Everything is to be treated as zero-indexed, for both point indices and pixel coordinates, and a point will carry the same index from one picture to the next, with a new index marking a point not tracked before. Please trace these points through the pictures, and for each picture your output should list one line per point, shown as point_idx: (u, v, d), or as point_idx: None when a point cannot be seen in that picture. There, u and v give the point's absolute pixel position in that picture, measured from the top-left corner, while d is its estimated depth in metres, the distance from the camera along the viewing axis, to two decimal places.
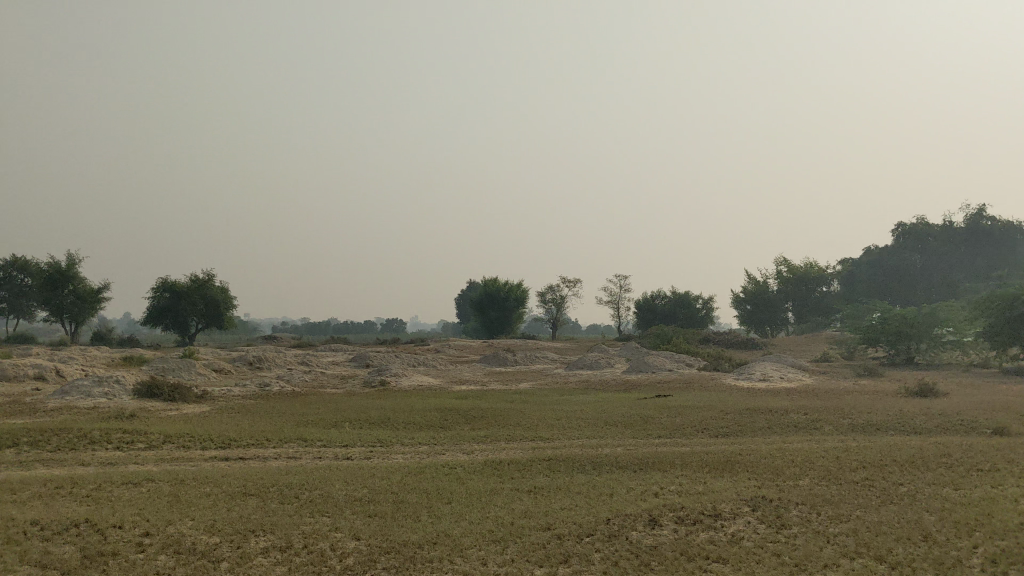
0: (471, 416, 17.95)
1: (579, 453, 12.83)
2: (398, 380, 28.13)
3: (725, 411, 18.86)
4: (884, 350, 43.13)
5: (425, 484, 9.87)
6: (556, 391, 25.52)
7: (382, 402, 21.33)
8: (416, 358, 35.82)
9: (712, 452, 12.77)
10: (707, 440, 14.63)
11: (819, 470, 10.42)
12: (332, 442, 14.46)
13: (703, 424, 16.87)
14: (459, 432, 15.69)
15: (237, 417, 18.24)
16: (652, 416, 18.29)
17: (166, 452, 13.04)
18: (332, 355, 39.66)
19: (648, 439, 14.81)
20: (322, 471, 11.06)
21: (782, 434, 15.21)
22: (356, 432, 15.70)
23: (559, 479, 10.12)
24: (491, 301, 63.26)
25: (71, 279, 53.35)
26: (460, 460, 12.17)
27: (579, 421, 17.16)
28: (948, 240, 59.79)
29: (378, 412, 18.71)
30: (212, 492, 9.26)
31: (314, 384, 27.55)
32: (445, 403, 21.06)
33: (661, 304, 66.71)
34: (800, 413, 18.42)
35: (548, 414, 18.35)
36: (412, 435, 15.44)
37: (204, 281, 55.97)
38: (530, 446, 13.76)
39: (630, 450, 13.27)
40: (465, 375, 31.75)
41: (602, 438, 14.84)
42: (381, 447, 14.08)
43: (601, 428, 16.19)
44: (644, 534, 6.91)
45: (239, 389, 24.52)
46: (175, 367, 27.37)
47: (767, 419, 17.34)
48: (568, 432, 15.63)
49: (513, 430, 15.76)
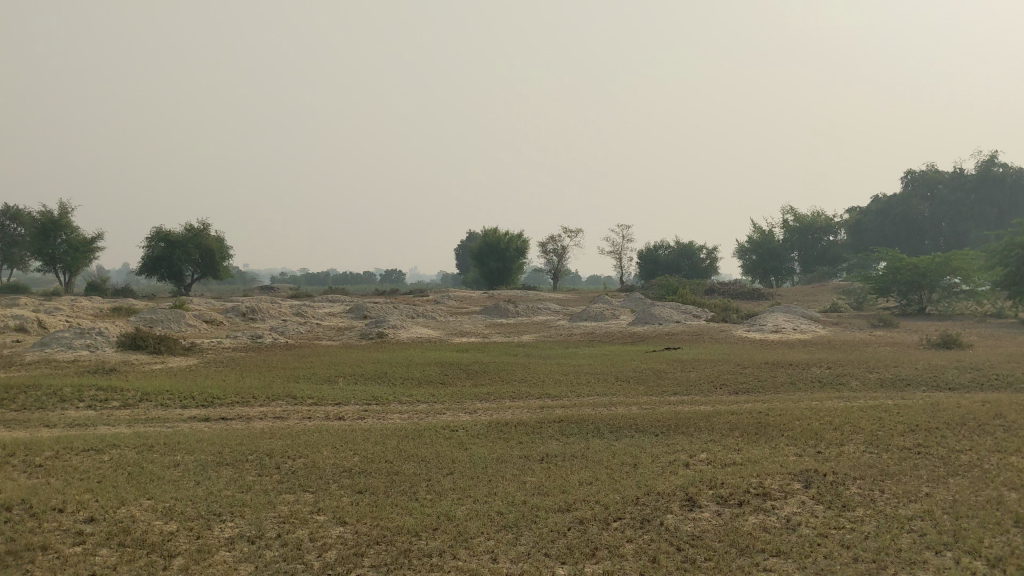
0: (473, 371, 16.87)
1: (592, 413, 11.76)
2: (396, 332, 27.05)
3: (741, 365, 17.79)
4: (895, 300, 42.09)
5: (424, 451, 8.78)
6: (560, 344, 24.47)
7: (379, 355, 20.25)
8: (415, 308, 34.73)
9: (736, 412, 11.68)
10: (727, 396, 13.58)
11: (862, 433, 9.34)
12: (324, 400, 13.39)
13: (720, 379, 15.81)
14: (460, 389, 14.61)
15: (224, 372, 17.15)
16: (664, 370, 17.23)
17: (141, 412, 11.94)
18: (329, 305, 38.53)
19: (663, 396, 13.76)
20: (311, 434, 9.99)
21: (807, 391, 14.16)
22: (349, 389, 14.62)
23: (572, 444, 9.03)
24: (492, 251, 62.06)
25: (64, 228, 52.08)
26: (464, 421, 11.11)
27: (588, 376, 16.10)
28: (957, 188, 58.29)
29: (373, 367, 17.63)
30: (183, 461, 8.18)
31: (309, 335, 26.51)
32: (445, 356, 19.98)
33: (664, 253, 65.59)
34: (821, 367, 17.34)
35: (554, 369, 17.28)
36: (410, 392, 14.36)
37: (199, 231, 54.70)
38: (538, 406, 12.70)
39: (646, 409, 12.20)
40: (465, 326, 30.67)
41: (616, 396, 13.77)
42: (377, 406, 13.01)
43: (611, 383, 15.12)
44: (681, 518, 5.82)
45: (230, 341, 23.43)
46: (163, 318, 26.25)
47: (786, 374, 16.29)
48: (578, 388, 14.56)
49: (519, 387, 14.69)
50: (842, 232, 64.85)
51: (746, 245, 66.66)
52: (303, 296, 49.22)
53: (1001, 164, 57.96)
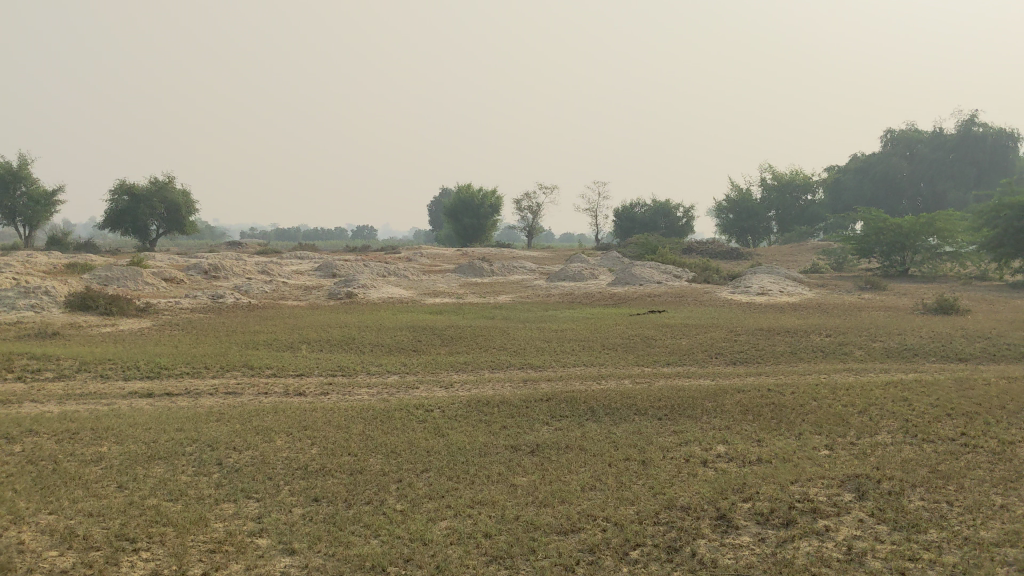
0: (447, 337, 15.63)
1: (581, 389, 10.62)
2: (366, 292, 25.71)
3: (733, 331, 16.67)
4: (876, 261, 41.28)
5: (395, 440, 7.56)
6: (539, 306, 23.26)
7: (347, 318, 18.93)
8: (386, 266, 33.34)
9: (741, 388, 10.54)
10: (727, 369, 12.49)
11: (894, 418, 8.23)
12: (284, 370, 12.10)
13: (713, 347, 14.70)
14: (433, 358, 13.38)
15: (178, 336, 15.78)
16: (653, 337, 16.07)
17: (78, 386, 10.61)
18: (296, 263, 37.05)
19: (656, 367, 12.65)
20: (266, 415, 8.76)
21: (810, 362, 13.11)
22: (312, 357, 13.34)
23: (566, 431, 7.86)
24: (466, 207, 60.58)
25: (23, 179, 49.97)
26: (440, 400, 9.93)
27: (573, 343, 14.94)
28: (938, 147, 57.17)
29: (338, 331, 16.33)
30: (107, 453, 6.92)
31: (273, 295, 25.10)
32: (419, 320, 18.71)
33: (640, 211, 64.45)
34: (819, 334, 16.26)
35: (535, 334, 16.07)
36: (379, 361, 13.11)
37: (163, 183, 52.71)
38: (521, 380, 11.52)
39: (640, 384, 11.06)
40: (439, 286, 29.34)
41: (605, 367, 12.62)
42: (343, 378, 11.76)
43: (598, 352, 13.96)
44: (718, 546, 4.67)
45: (188, 301, 21.98)
46: (118, 276, 24.72)
47: (783, 342, 15.21)
48: (564, 357, 13.40)
49: (498, 356, 13.48)
50: (820, 191, 63.93)
51: (724, 203, 65.88)
52: (270, 252, 47.62)
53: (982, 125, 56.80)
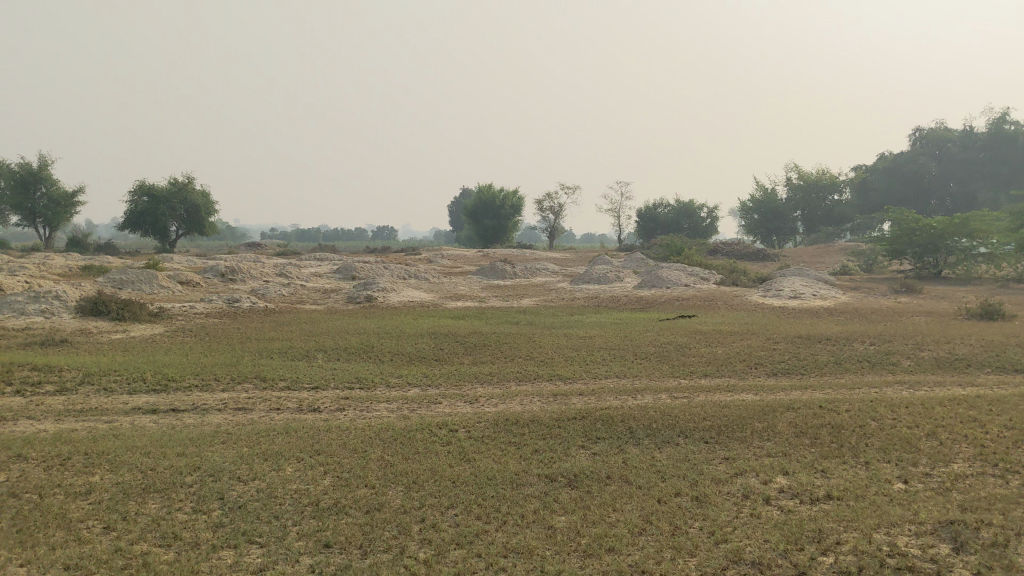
0: (470, 345, 14.89)
1: (616, 405, 9.86)
2: (386, 295, 25.06)
3: (770, 338, 15.84)
4: (908, 263, 40.19)
5: (416, 469, 6.86)
6: (564, 310, 22.48)
7: (366, 324, 18.25)
8: (406, 268, 32.66)
9: (789, 404, 9.75)
10: (768, 382, 11.70)
11: (968, 443, 7.41)
12: (298, 382, 11.43)
13: (751, 356, 13.88)
14: (456, 368, 12.66)
15: (191, 344, 15.19)
16: (687, 344, 15.26)
17: (79, 401, 9.97)
18: (316, 265, 36.49)
19: (693, 380, 11.87)
20: (275, 437, 8.07)
21: (857, 374, 12.28)
22: (328, 367, 12.66)
23: (604, 458, 7.12)
24: (486, 208, 59.88)
25: (44, 181, 49.80)
26: (466, 418, 9.19)
27: (603, 352, 14.17)
28: (969, 146, 55.91)
29: (356, 338, 15.66)
30: (98, 483, 6.25)
31: (291, 299, 24.50)
32: (440, 325, 18.01)
33: (663, 212, 63.47)
34: (862, 341, 15.40)
35: (562, 342, 15.29)
36: (399, 372, 12.40)
37: (183, 184, 52.41)
38: (550, 394, 10.77)
39: (679, 399, 10.29)
40: (460, 288, 28.64)
41: (640, 379, 11.85)
42: (361, 392, 11.05)
43: (630, 362, 13.17)
44: None
45: (203, 305, 21.41)
46: (133, 279, 24.21)
47: (827, 350, 14.34)
48: (595, 368, 12.65)
49: (524, 367, 12.72)
50: (847, 191, 62.74)
51: (749, 204, 64.84)
52: (291, 254, 47.10)
53: (1014, 123, 55.50)
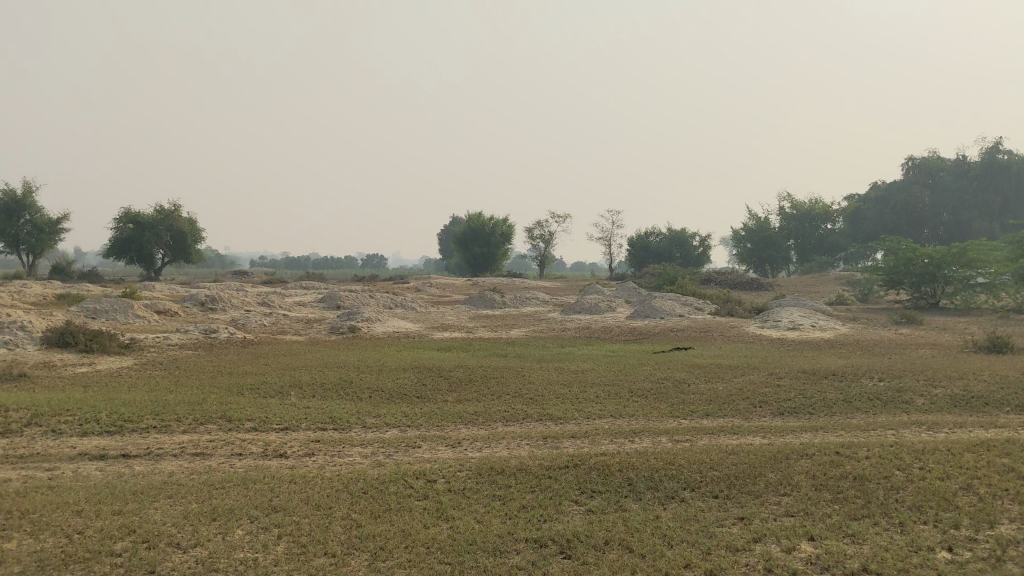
0: (456, 380, 14.02)
1: (612, 450, 9.01)
2: (371, 325, 24.20)
3: (772, 374, 15.00)
4: (905, 294, 39.53)
5: (387, 533, 6.01)
6: (555, 342, 21.61)
7: (348, 357, 17.35)
8: (393, 297, 31.80)
9: (801, 450, 8.92)
10: (776, 425, 10.87)
11: (1011, 500, 6.59)
12: (267, 424, 10.53)
13: (754, 394, 13.02)
14: (439, 407, 11.76)
15: (158, 378, 14.29)
16: (685, 380, 14.40)
17: (22, 446, 9.04)
18: (300, 294, 35.57)
19: (695, 421, 11.02)
20: (231, 490, 7.21)
21: (870, 416, 11.45)
22: (299, 406, 11.75)
23: (600, 518, 6.28)
24: (476, 236, 59.14)
25: (27, 208, 48.91)
26: (447, 466, 8.32)
27: (598, 388, 13.29)
28: (961, 175, 55.54)
29: (334, 372, 14.77)
30: (13, 552, 5.38)
31: (272, 329, 23.59)
32: (425, 358, 17.13)
33: (655, 241, 62.84)
34: (871, 377, 14.57)
35: (552, 377, 14.41)
36: (376, 411, 11.50)
37: (170, 212, 51.56)
38: (540, 437, 9.88)
39: (680, 444, 9.42)
40: (448, 318, 27.82)
41: (636, 420, 10.99)
42: (333, 434, 10.15)
43: (625, 400, 12.31)
44: None
45: (178, 336, 20.50)
46: (108, 308, 23.31)
47: (835, 388, 13.49)
48: (589, 407, 11.78)
49: (512, 405, 11.84)
50: (840, 220, 62.28)
51: (741, 233, 64.34)
52: (276, 282, 46.19)
53: (1007, 152, 55.14)
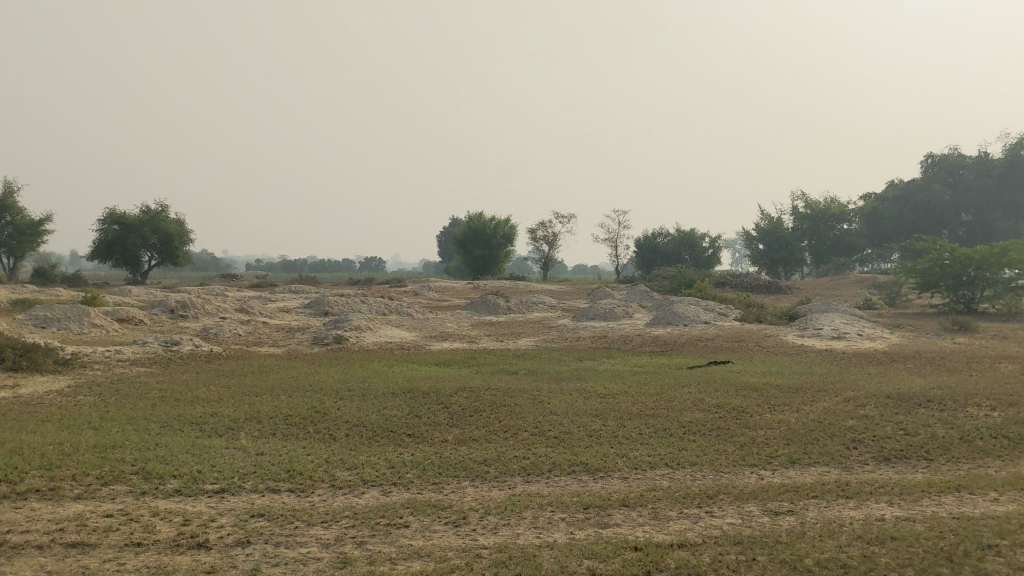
0: (455, 409, 11.09)
1: (694, 535, 6.12)
2: (359, 335, 21.28)
3: (850, 400, 12.06)
4: (938, 298, 36.50)
5: None
6: (569, 355, 18.69)
7: (327, 376, 14.35)
8: (387, 302, 28.87)
9: (972, 536, 6.05)
10: (894, 482, 7.99)
11: None
12: (197, 484, 7.63)
13: (841, 432, 10.13)
14: (436, 453, 8.83)
15: (80, 407, 11.37)
16: (745, 408, 11.47)
17: None
18: (287, 299, 32.60)
19: (783, 479, 8.11)
20: None
21: (1009, 467, 8.58)
22: (250, 451, 8.86)
23: None
24: (476, 238, 56.25)
25: (8, 210, 45.99)
26: (450, 567, 5.41)
27: (638, 422, 10.36)
28: (983, 173, 52.87)
29: (305, 399, 11.82)
30: None
31: (248, 341, 20.66)
32: (418, 378, 14.12)
33: (662, 243, 59.96)
34: (975, 404, 11.64)
35: (577, 405, 11.49)
36: (351, 459, 8.57)
37: (157, 213, 48.56)
38: (578, 506, 6.97)
39: (787, 522, 6.51)
40: (447, 326, 24.84)
41: (702, 478, 8.07)
42: (287, 501, 7.23)
43: (678, 442, 9.39)
44: None
45: (132, 350, 17.56)
46: (60, 316, 20.40)
47: (940, 421, 10.57)
48: (635, 453, 8.88)
49: (532, 450, 8.95)
50: (855, 221, 58.92)
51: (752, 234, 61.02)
52: (263, 286, 43.17)
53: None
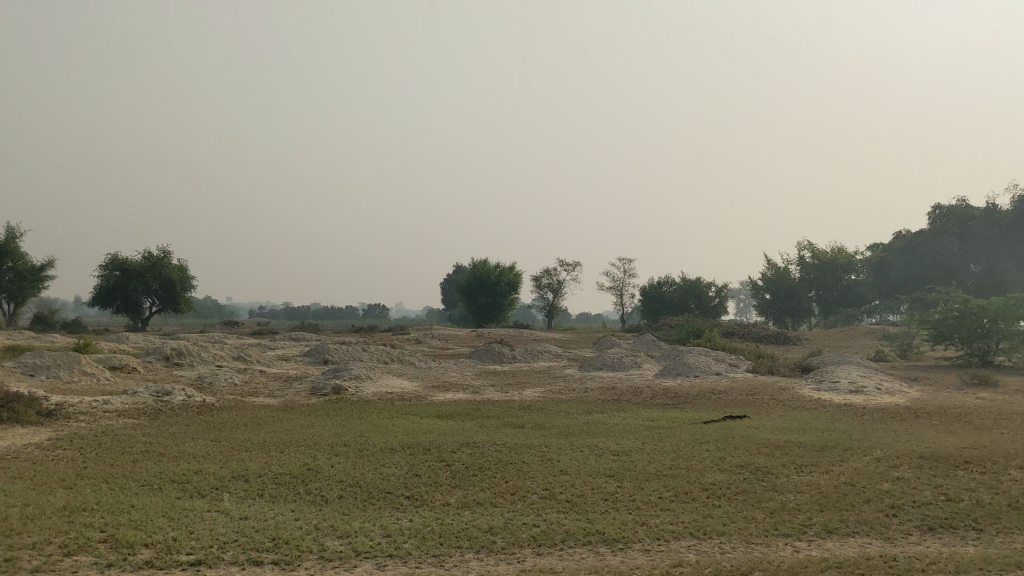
0: (459, 468, 10.30)
1: None
2: (358, 384, 20.50)
3: (881, 461, 11.25)
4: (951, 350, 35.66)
5: None
6: (577, 407, 17.88)
7: (323, 430, 13.55)
8: (388, 351, 28.11)
9: None
10: (946, 558, 7.19)
11: None
12: (171, 555, 6.84)
13: (878, 497, 9.32)
14: (437, 519, 8.04)
15: (55, 463, 10.58)
16: (770, 469, 10.66)
17: None
18: (286, 347, 31.84)
19: (820, 553, 7.30)
20: None
21: None
22: (233, 515, 8.08)
23: None
24: (480, 285, 55.62)
25: (9, 255, 45.50)
26: None
27: (657, 485, 9.56)
28: (992, 224, 52.63)
29: (297, 455, 11.04)
30: None
31: (242, 390, 19.88)
32: (419, 432, 13.33)
33: (668, 292, 59.28)
34: (1017, 466, 10.82)
35: (589, 464, 10.69)
36: (344, 526, 7.79)
37: (158, 258, 48.05)
38: None
39: None
40: (450, 376, 24.04)
41: (732, 552, 7.27)
42: None
43: (702, 508, 8.59)
44: None
45: (121, 400, 16.78)
46: (49, 364, 19.65)
47: (982, 485, 9.77)
48: (656, 520, 8.09)
49: (543, 517, 8.15)
50: (863, 271, 58.29)
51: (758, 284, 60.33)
52: (263, 334, 42.47)
53: None
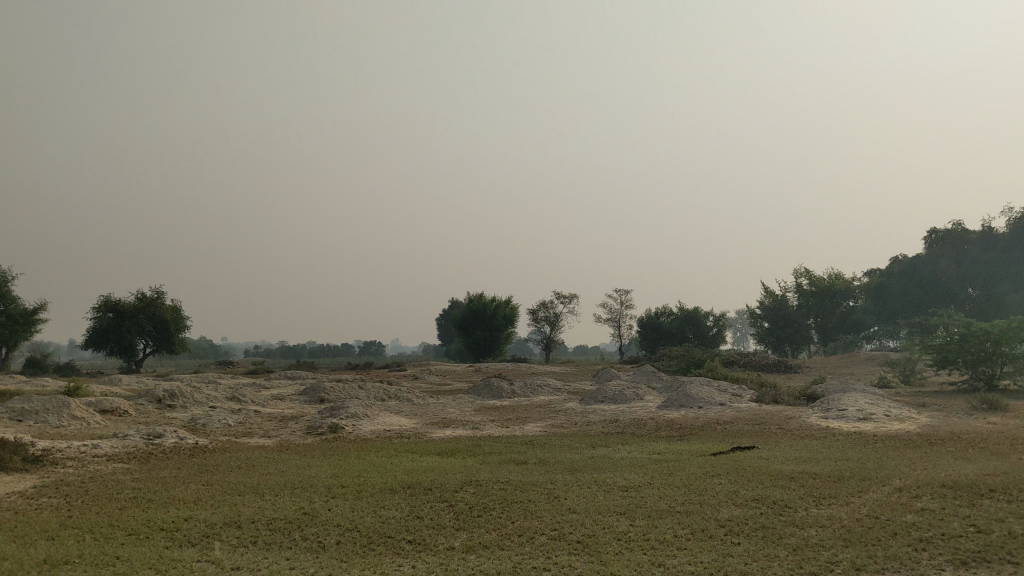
0: (462, 509, 9.82)
1: None
2: (355, 423, 20.00)
3: (902, 491, 10.77)
4: (955, 374, 35.18)
5: None
6: (580, 442, 17.39)
7: (318, 471, 13.06)
8: (386, 388, 27.59)
9: None
10: None
11: None
12: None
13: (904, 530, 8.85)
14: (440, 565, 7.56)
15: (38, 512, 10.08)
16: (787, 503, 10.19)
17: None
18: (282, 386, 31.31)
19: None
20: None
21: None
22: (225, 565, 7.61)
23: None
24: (477, 319, 55.16)
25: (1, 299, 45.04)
26: None
27: (671, 522, 9.10)
28: (989, 247, 52.59)
29: (292, 499, 10.57)
30: None
31: (236, 431, 19.38)
32: (419, 471, 12.85)
33: (666, 322, 58.87)
34: None
35: (598, 502, 10.21)
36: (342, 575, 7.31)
37: (152, 299, 47.60)
38: None
39: None
40: (449, 412, 23.52)
41: None
42: None
43: (721, 547, 8.12)
44: None
45: (111, 444, 16.28)
46: (38, 408, 19.14)
47: (1010, 514, 9.31)
48: (673, 561, 7.62)
49: (554, 560, 7.69)
50: (861, 297, 58.04)
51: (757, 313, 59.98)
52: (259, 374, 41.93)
53: None
